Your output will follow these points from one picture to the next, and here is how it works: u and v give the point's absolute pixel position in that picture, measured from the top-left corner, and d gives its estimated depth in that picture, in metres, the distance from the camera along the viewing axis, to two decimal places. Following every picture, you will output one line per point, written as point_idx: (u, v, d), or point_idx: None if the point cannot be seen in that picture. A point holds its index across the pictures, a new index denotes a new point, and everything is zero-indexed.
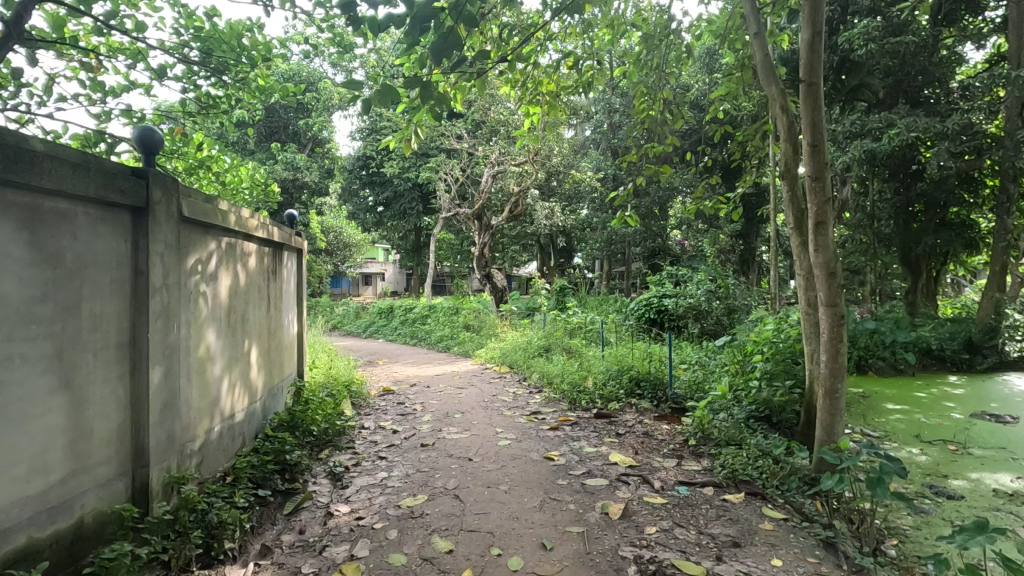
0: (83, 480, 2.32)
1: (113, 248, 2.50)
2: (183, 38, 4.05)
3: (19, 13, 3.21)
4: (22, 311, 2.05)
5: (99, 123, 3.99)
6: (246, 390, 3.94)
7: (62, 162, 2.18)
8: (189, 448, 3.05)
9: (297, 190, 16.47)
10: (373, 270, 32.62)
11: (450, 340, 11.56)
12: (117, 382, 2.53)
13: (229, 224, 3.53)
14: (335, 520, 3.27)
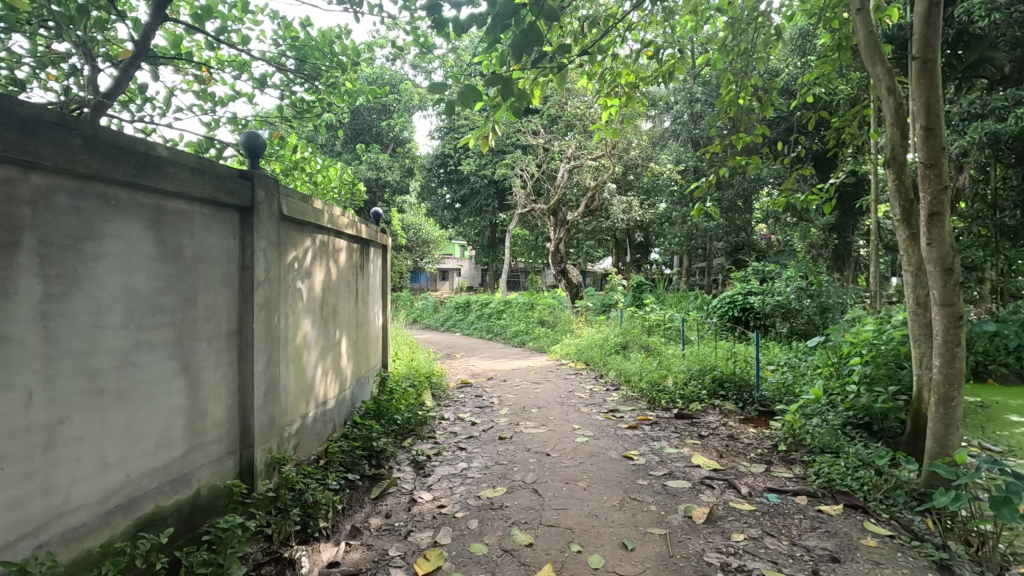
0: (199, 456, 2.56)
1: (223, 245, 2.71)
2: (281, 48, 4.32)
3: (146, 33, 3.57)
4: (149, 302, 2.28)
5: (209, 130, 4.35)
6: (337, 378, 4.17)
7: (182, 166, 2.39)
8: (288, 431, 3.28)
9: (379, 189, 17.23)
10: (450, 266, 33.48)
11: (525, 335, 11.65)
12: (226, 368, 2.76)
13: (322, 221, 3.73)
14: (418, 507, 3.39)
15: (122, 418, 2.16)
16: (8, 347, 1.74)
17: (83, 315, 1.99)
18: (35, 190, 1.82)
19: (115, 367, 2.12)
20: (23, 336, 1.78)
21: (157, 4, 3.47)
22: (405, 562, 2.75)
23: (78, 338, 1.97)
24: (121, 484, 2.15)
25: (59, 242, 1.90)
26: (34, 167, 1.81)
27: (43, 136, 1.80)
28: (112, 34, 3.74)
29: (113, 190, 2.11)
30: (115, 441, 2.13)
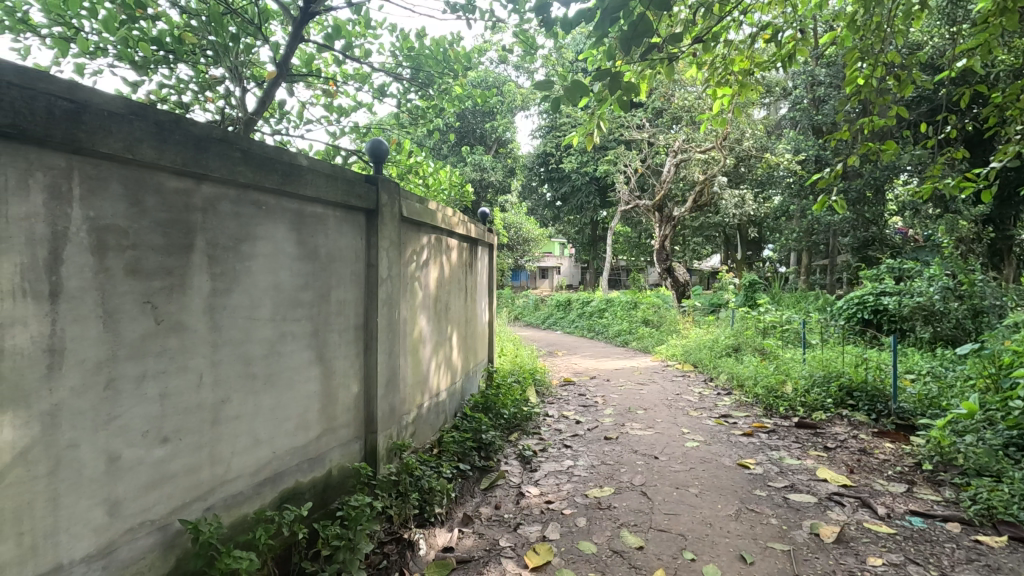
0: (331, 439, 2.80)
1: (352, 245, 2.94)
2: (398, 59, 4.59)
3: (285, 55, 3.95)
4: (291, 296, 2.53)
5: (334, 140, 4.73)
6: (449, 371, 4.36)
7: (320, 173, 2.63)
8: (406, 419, 3.49)
9: (483, 190, 17.74)
10: (550, 263, 33.63)
11: (627, 335, 11.43)
12: (354, 358, 3.00)
13: (437, 221, 3.92)
14: (526, 500, 3.45)
15: (271, 401, 2.42)
16: (184, 335, 2.02)
17: (239, 308, 2.25)
18: (205, 199, 2.08)
19: (265, 354, 2.38)
20: (195, 325, 2.06)
21: (295, 27, 3.83)
22: (516, 554, 2.81)
23: (236, 328, 2.23)
24: (269, 459, 2.41)
25: (222, 244, 2.16)
26: (204, 178, 2.07)
27: (212, 151, 2.06)
28: (256, 57, 4.18)
29: (264, 197, 2.37)
30: (265, 421, 2.39)
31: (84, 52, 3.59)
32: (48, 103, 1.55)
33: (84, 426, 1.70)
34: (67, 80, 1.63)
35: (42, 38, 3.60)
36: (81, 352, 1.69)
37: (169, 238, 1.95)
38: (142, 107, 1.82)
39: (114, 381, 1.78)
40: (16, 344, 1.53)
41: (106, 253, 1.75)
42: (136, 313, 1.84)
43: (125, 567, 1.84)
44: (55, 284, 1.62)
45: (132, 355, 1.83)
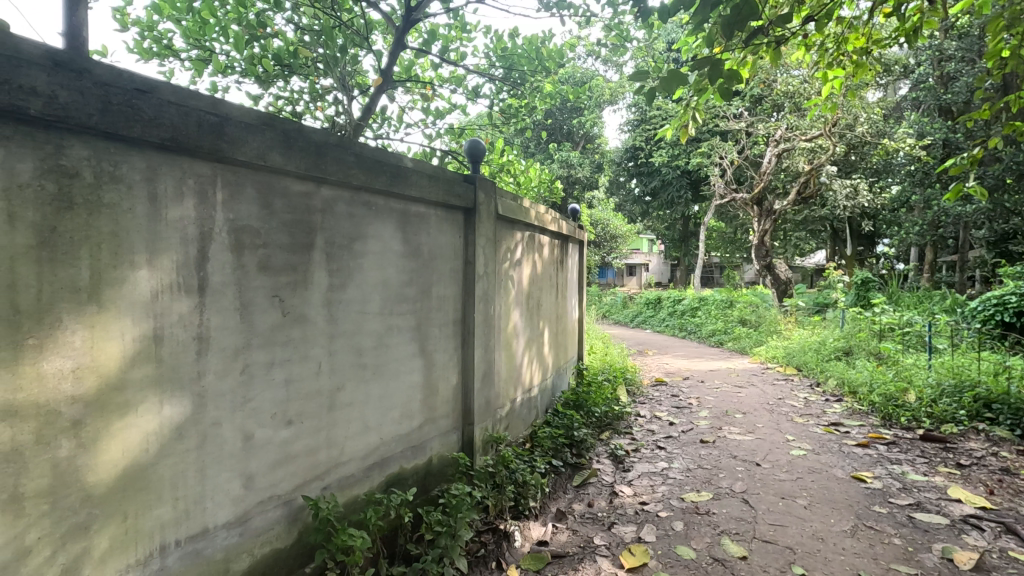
0: (431, 429, 2.92)
1: (452, 242, 3.05)
2: (491, 59, 4.67)
3: (388, 63, 4.16)
4: (397, 291, 2.67)
5: (431, 141, 4.92)
6: (540, 367, 4.41)
7: (423, 174, 2.74)
8: (501, 413, 3.58)
9: (570, 187, 17.70)
10: (638, 260, 32.90)
11: (723, 335, 10.92)
12: (453, 352, 3.11)
13: (530, 218, 3.96)
14: (620, 500, 3.41)
15: (379, 390, 2.57)
16: (306, 326, 2.19)
17: (352, 302, 2.41)
18: (324, 201, 2.25)
19: (373, 346, 2.53)
20: (315, 318, 2.23)
21: (398, 35, 4.01)
22: (611, 553, 2.78)
23: (349, 321, 2.39)
24: (377, 445, 2.57)
25: (337, 242, 2.32)
26: (323, 182, 2.24)
27: (330, 156, 2.21)
28: (361, 67, 4.44)
29: (374, 198, 2.51)
30: (374, 409, 2.55)
31: (217, 71, 4.01)
32: (198, 118, 1.74)
33: (224, 407, 1.90)
34: (210, 96, 1.80)
35: (184, 60, 4.06)
36: (222, 340, 1.88)
37: (293, 237, 2.13)
38: (272, 118, 1.99)
39: (247, 367, 1.97)
40: (173, 332, 1.74)
41: (243, 251, 1.94)
42: (266, 306, 2.03)
43: (257, 535, 2.04)
44: (202, 279, 1.82)
45: (263, 344, 2.02)
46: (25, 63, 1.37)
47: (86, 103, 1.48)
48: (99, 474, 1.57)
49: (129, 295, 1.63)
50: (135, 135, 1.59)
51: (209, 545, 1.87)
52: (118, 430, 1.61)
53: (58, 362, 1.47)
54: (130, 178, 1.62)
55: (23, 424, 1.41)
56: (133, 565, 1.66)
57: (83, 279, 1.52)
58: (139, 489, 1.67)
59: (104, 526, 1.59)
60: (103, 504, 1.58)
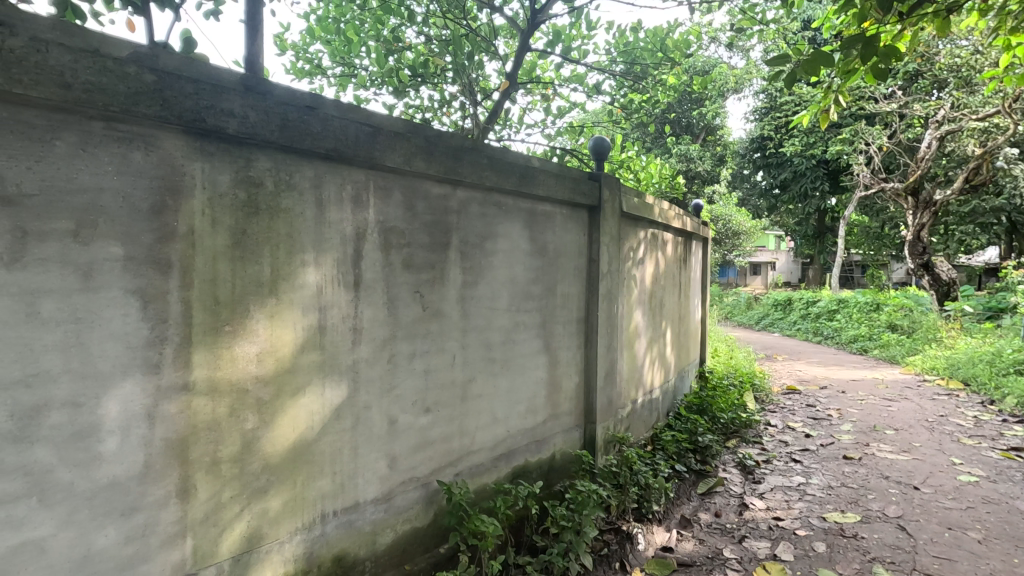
0: (555, 425, 2.97)
1: (576, 240, 3.06)
2: (612, 55, 4.56)
3: (514, 66, 4.25)
4: (524, 288, 2.74)
5: (551, 140, 4.97)
6: (662, 368, 4.28)
7: (550, 173, 2.78)
8: (622, 413, 3.54)
9: (689, 182, 16.98)
10: (763, 258, 30.69)
11: (868, 342, 9.82)
12: (576, 350, 3.12)
13: (654, 216, 3.86)
14: (751, 513, 3.21)
15: (506, 384, 2.66)
16: (443, 321, 2.33)
17: (484, 299, 2.51)
18: (459, 202, 2.37)
19: (502, 341, 2.62)
20: (451, 313, 2.36)
21: (523, 38, 4.08)
22: (743, 568, 2.64)
23: (480, 316, 2.50)
24: (504, 437, 2.66)
25: (471, 241, 2.44)
26: (459, 184, 2.36)
27: (466, 160, 2.32)
28: (485, 72, 4.59)
29: (504, 198, 2.60)
30: (502, 402, 2.64)
31: (359, 85, 4.39)
32: (356, 130, 1.92)
33: (373, 392, 2.08)
34: (365, 109, 1.97)
35: (330, 77, 4.48)
36: (373, 331, 2.06)
37: (433, 237, 2.27)
38: (416, 125, 2.14)
39: (393, 357, 2.14)
40: (333, 323, 1.94)
41: (390, 250, 2.11)
42: (409, 301, 2.19)
43: (399, 513, 2.20)
44: (357, 276, 2.01)
45: (406, 336, 2.18)
46: (225, 89, 1.60)
47: (269, 122, 1.70)
48: (275, 445, 1.80)
49: (299, 289, 1.84)
50: (305, 147, 1.79)
51: (360, 518, 2.06)
52: (291, 408, 1.83)
53: (245, 346, 1.71)
54: (302, 186, 1.83)
55: (220, 398, 1.65)
56: (300, 529, 1.88)
57: (264, 275, 1.74)
58: (305, 461, 1.88)
59: (278, 491, 1.81)
60: (277, 472, 1.81)
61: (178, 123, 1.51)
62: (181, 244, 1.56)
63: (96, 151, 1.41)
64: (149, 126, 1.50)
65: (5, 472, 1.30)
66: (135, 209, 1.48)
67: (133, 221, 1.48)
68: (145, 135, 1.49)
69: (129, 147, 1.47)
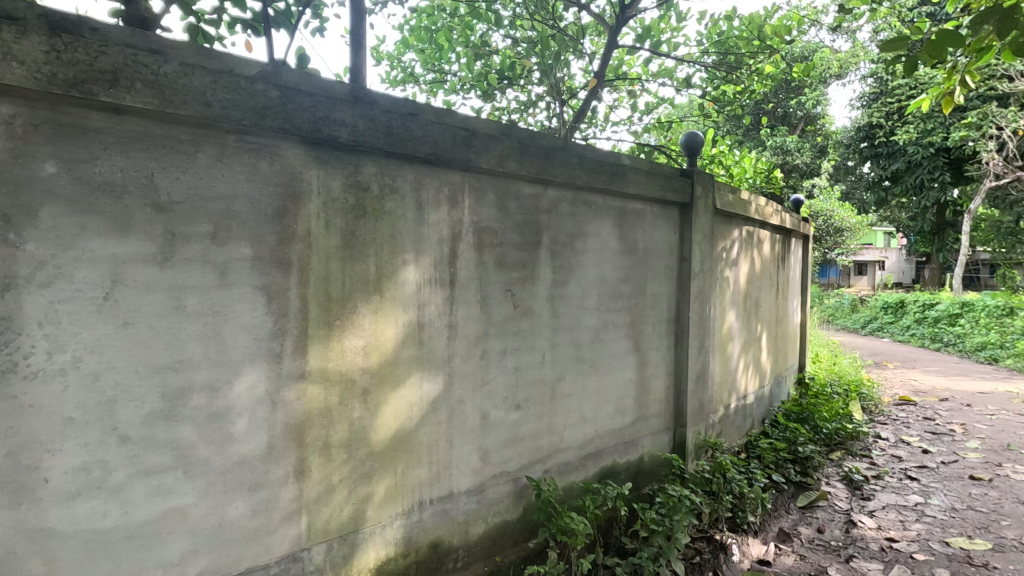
0: (643, 426, 2.91)
1: (667, 239, 2.99)
2: (704, 47, 4.40)
3: (601, 64, 4.20)
4: (614, 288, 2.71)
5: (638, 137, 4.88)
6: (757, 373, 4.07)
7: (641, 171, 2.74)
8: (714, 418, 3.41)
9: (785, 175, 15.98)
10: (870, 257, 28.22)
11: (999, 351, 8.75)
12: (666, 352, 3.05)
13: (750, 213, 3.68)
14: (859, 531, 2.97)
15: (595, 383, 2.65)
16: (533, 319, 2.36)
17: (573, 298, 2.52)
18: (550, 202, 2.39)
19: (591, 340, 2.61)
20: (541, 311, 2.39)
21: (611, 35, 4.03)
22: None
23: (570, 315, 2.51)
24: (593, 437, 2.65)
25: (561, 240, 2.46)
26: (550, 184, 2.38)
27: (557, 159, 2.35)
28: (572, 72, 4.59)
29: (594, 197, 2.59)
30: (590, 401, 2.64)
31: (448, 91, 4.54)
32: (453, 133, 2.00)
33: (467, 387, 2.15)
34: (462, 113, 2.04)
35: (422, 84, 4.68)
36: (467, 328, 2.14)
37: (524, 236, 2.31)
38: (509, 127, 2.19)
39: (485, 354, 2.20)
40: (430, 319, 2.03)
41: (484, 249, 2.17)
42: (502, 299, 2.24)
43: (490, 505, 2.26)
44: (452, 275, 2.09)
45: (498, 333, 2.23)
46: (338, 101, 1.72)
47: (376, 130, 1.81)
48: (379, 434, 1.91)
49: (401, 287, 1.94)
50: (407, 152, 1.89)
51: (454, 507, 2.14)
52: (392, 399, 1.94)
53: (353, 340, 1.83)
54: (404, 189, 1.93)
55: (332, 386, 1.78)
56: (400, 514, 1.99)
57: (370, 274, 1.86)
58: (405, 450, 1.99)
59: (381, 477, 1.93)
60: (380, 459, 1.92)
61: (297, 134, 1.65)
62: (299, 245, 1.70)
63: (230, 161, 1.57)
64: (274, 137, 1.64)
65: (158, 446, 1.48)
66: (262, 213, 1.63)
67: (260, 224, 1.63)
68: (270, 146, 1.64)
69: (258, 157, 1.62)
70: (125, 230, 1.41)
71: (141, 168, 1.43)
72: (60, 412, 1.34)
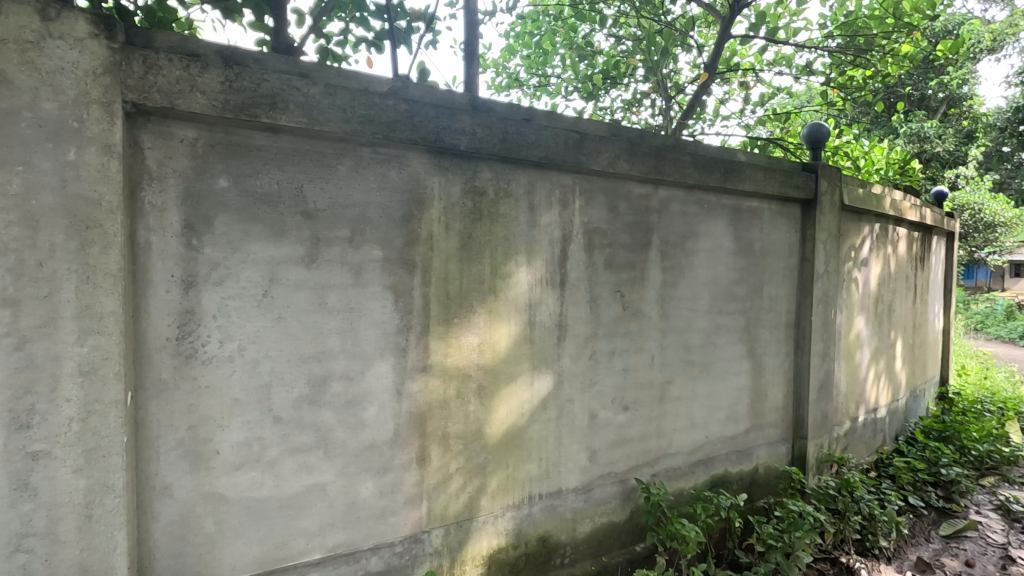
0: (758, 435, 2.77)
1: (787, 238, 2.81)
2: (827, 31, 4.08)
3: (713, 56, 4.02)
4: (728, 289, 2.61)
5: (750, 131, 4.63)
6: (889, 385, 3.70)
7: (757, 166, 2.61)
8: (838, 431, 3.16)
9: (923, 165, 14.29)
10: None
11: None
12: (784, 357, 2.87)
13: (883, 209, 3.36)
14: (1019, 569, 2.61)
15: (706, 388, 2.56)
16: (642, 320, 2.34)
17: (684, 300, 2.46)
18: (660, 201, 2.35)
19: (703, 343, 2.54)
20: (650, 313, 2.36)
21: (723, 25, 3.86)
22: None
23: (680, 318, 2.45)
24: (703, 443, 2.57)
25: (672, 241, 2.41)
26: (661, 183, 2.34)
27: (668, 158, 2.30)
28: (678, 67, 4.45)
29: (707, 196, 2.51)
30: (701, 406, 2.56)
31: (551, 94, 4.60)
32: (564, 137, 2.04)
33: (576, 386, 2.18)
34: (573, 116, 2.08)
35: (526, 88, 4.78)
36: (576, 328, 2.17)
37: (634, 237, 2.29)
38: (620, 128, 2.18)
39: (594, 354, 2.22)
40: (541, 319, 2.09)
41: (593, 251, 2.19)
42: (611, 300, 2.24)
43: (598, 505, 2.27)
44: (563, 275, 2.12)
45: (607, 334, 2.24)
46: (458, 111, 1.83)
47: (493, 136, 1.89)
48: (493, 428, 1.99)
49: (514, 287, 2.01)
50: (521, 157, 1.96)
51: (563, 504, 2.18)
52: (505, 395, 2.01)
53: (470, 337, 1.93)
54: (518, 193, 2.00)
55: (450, 380, 1.89)
56: (511, 506, 2.06)
57: (485, 274, 1.95)
58: (515, 445, 2.06)
59: (494, 469, 2.01)
60: (493, 452, 2.00)
61: (423, 144, 1.77)
62: (422, 247, 1.83)
63: (365, 172, 1.72)
64: (402, 149, 1.78)
65: (304, 427, 1.66)
66: (391, 218, 1.77)
67: (390, 229, 1.77)
68: (398, 156, 1.78)
69: (388, 167, 1.76)
70: (280, 235, 1.60)
71: (293, 181, 1.62)
72: (228, 394, 1.55)
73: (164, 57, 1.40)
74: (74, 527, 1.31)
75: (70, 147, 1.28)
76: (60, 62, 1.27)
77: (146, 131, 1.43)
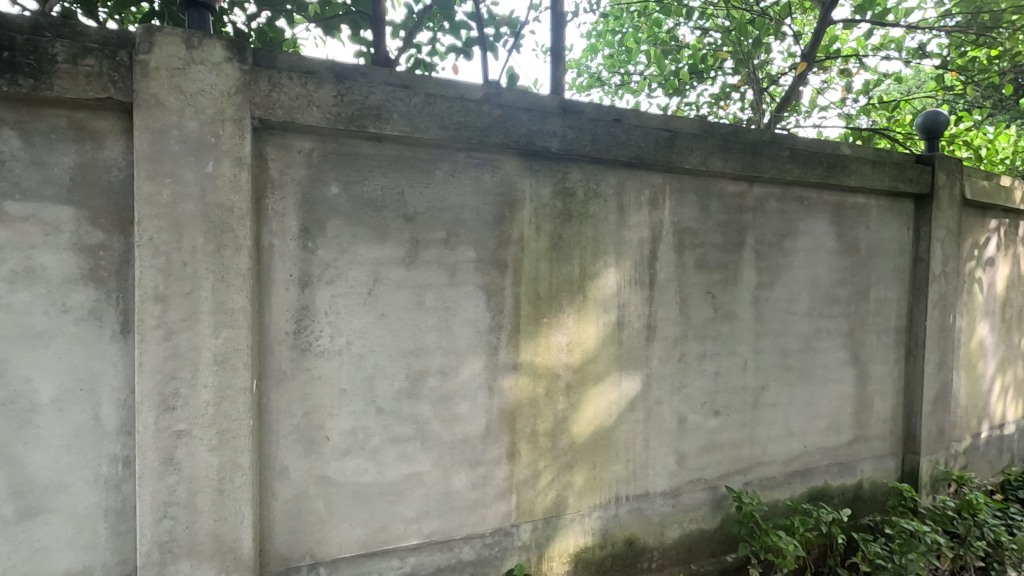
0: (862, 448, 2.59)
1: (897, 237, 2.61)
2: (945, 8, 3.72)
3: (810, 44, 3.80)
4: (829, 291, 2.46)
5: (852, 122, 4.32)
6: (1019, 399, 3.32)
7: (864, 160, 2.45)
8: (956, 447, 2.88)
9: None
10: None
11: None
12: (893, 365, 2.67)
13: (1014, 203, 3.03)
14: None
15: (804, 396, 2.43)
16: (735, 322, 2.26)
17: (781, 302, 2.35)
18: (755, 199, 2.26)
19: (801, 347, 2.41)
20: (744, 315, 2.28)
21: (823, 10, 3.63)
22: None
23: (776, 320, 2.34)
24: (800, 453, 2.44)
25: (768, 240, 2.31)
26: (756, 180, 2.25)
27: (765, 154, 2.21)
28: (771, 57, 4.24)
29: (807, 192, 2.38)
30: (798, 414, 2.43)
31: (634, 91, 4.54)
32: (655, 136, 2.01)
33: (665, 389, 2.15)
34: (664, 115, 2.05)
35: (608, 87, 4.74)
36: (666, 330, 2.13)
37: (727, 237, 2.22)
38: (713, 125, 2.13)
39: (684, 356, 2.17)
40: (630, 320, 2.07)
41: (684, 251, 2.15)
42: (702, 301, 2.19)
43: (686, 510, 2.22)
44: (652, 276, 2.10)
45: (697, 336, 2.19)
46: (549, 115, 1.86)
47: (583, 137, 1.91)
48: (581, 427, 2.01)
49: (603, 287, 2.02)
50: (611, 158, 1.96)
51: (650, 507, 2.15)
52: (593, 395, 2.02)
53: (559, 336, 1.95)
54: (607, 193, 2.00)
55: (540, 378, 1.93)
56: (598, 506, 2.06)
57: (575, 275, 1.97)
58: (603, 446, 2.06)
59: (581, 468, 2.02)
60: (581, 452, 2.02)
61: (515, 148, 1.82)
62: (514, 248, 1.87)
63: (460, 176, 1.80)
64: (495, 153, 1.84)
65: (403, 419, 1.76)
66: (484, 221, 1.83)
67: (483, 231, 1.83)
68: (491, 161, 1.83)
69: (481, 171, 1.82)
70: (383, 238, 1.70)
71: (395, 186, 1.72)
72: (338, 385, 1.67)
73: (285, 76, 1.53)
74: (209, 499, 1.47)
75: (208, 160, 1.44)
76: (201, 85, 1.43)
77: (269, 144, 1.57)
